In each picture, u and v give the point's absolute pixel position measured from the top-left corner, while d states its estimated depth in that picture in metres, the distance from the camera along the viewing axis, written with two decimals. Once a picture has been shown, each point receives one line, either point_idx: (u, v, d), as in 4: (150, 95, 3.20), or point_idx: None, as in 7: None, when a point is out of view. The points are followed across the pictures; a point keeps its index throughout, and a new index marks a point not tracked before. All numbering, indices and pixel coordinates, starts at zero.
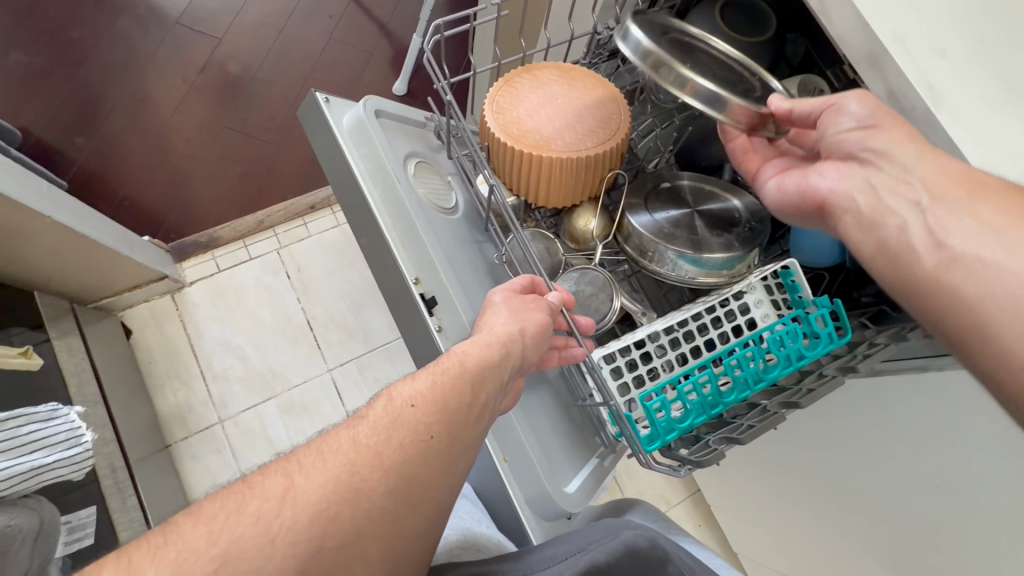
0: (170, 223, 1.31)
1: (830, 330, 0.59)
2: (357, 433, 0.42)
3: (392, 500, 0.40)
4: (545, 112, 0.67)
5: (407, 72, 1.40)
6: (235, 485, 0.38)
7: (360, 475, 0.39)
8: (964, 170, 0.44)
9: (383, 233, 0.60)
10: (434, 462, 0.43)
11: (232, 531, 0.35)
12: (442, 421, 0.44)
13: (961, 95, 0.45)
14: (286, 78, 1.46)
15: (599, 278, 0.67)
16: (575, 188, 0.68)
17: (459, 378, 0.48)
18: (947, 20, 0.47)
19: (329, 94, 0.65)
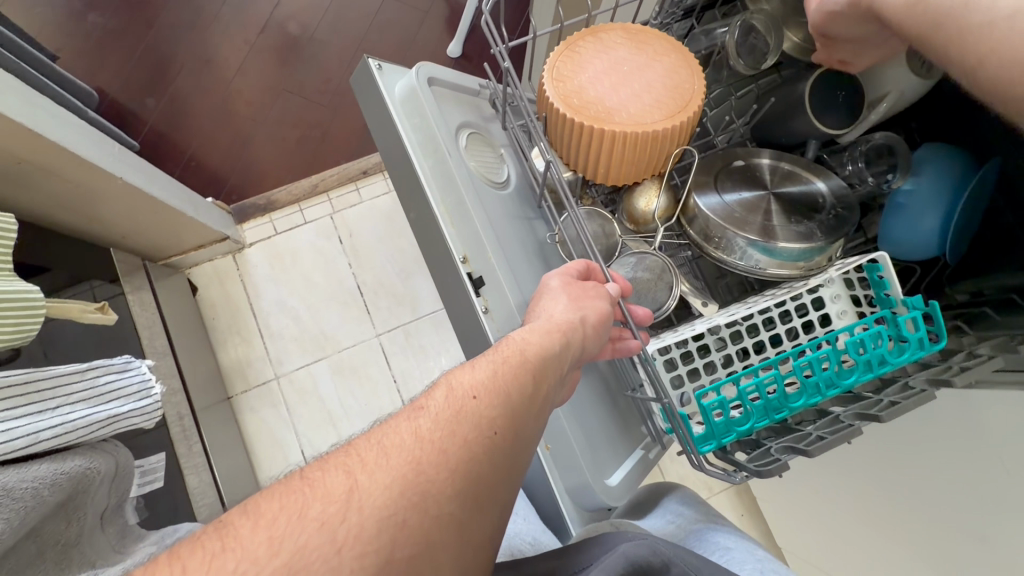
0: (232, 185, 1.36)
1: (921, 336, 0.52)
2: (418, 425, 0.40)
3: (460, 506, 0.37)
4: (608, 81, 0.62)
5: (463, 33, 1.34)
6: (299, 485, 0.36)
7: (427, 475, 0.37)
8: None
9: (435, 210, 0.58)
10: (498, 459, 0.41)
11: (301, 535, 0.33)
12: (505, 416, 0.43)
13: None
14: (342, 39, 1.44)
15: (656, 265, 0.64)
16: (637, 163, 0.63)
17: (520, 369, 0.47)
18: None
19: (381, 61, 0.62)
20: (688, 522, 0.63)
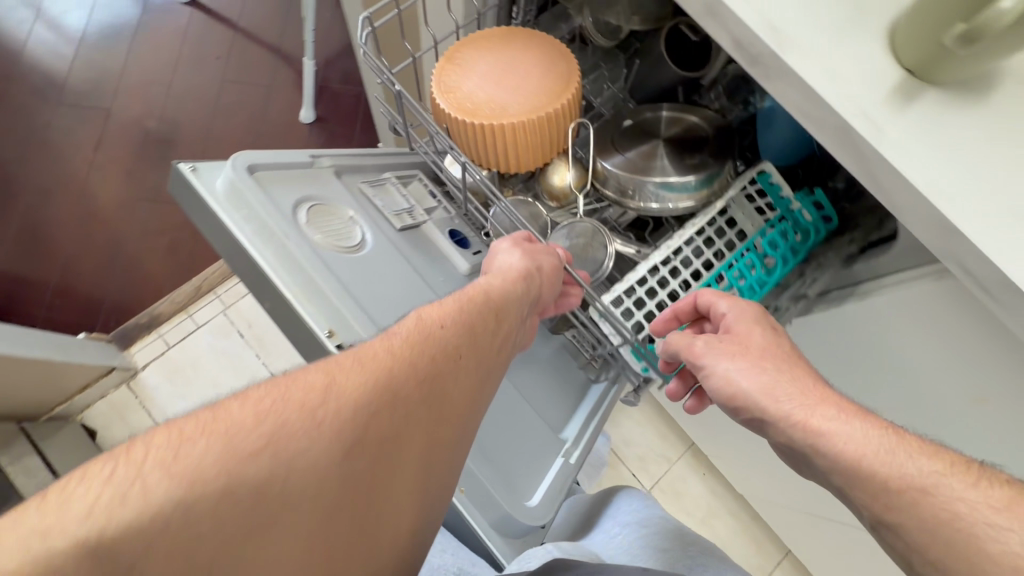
0: (108, 310, 1.26)
1: (818, 222, 0.57)
2: (392, 342, 0.45)
3: (424, 409, 0.45)
4: (493, 76, 0.60)
5: (311, 97, 1.34)
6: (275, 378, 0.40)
7: (396, 381, 0.43)
8: (831, 87, 0.37)
9: (285, 295, 0.57)
10: (462, 376, 0.48)
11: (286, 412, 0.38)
12: (468, 346, 0.49)
13: (807, 15, 0.39)
14: (187, 133, 1.39)
15: (587, 228, 0.62)
16: (543, 147, 0.61)
17: (481, 306, 0.52)
18: None
19: (194, 162, 0.60)
20: (627, 516, 0.66)
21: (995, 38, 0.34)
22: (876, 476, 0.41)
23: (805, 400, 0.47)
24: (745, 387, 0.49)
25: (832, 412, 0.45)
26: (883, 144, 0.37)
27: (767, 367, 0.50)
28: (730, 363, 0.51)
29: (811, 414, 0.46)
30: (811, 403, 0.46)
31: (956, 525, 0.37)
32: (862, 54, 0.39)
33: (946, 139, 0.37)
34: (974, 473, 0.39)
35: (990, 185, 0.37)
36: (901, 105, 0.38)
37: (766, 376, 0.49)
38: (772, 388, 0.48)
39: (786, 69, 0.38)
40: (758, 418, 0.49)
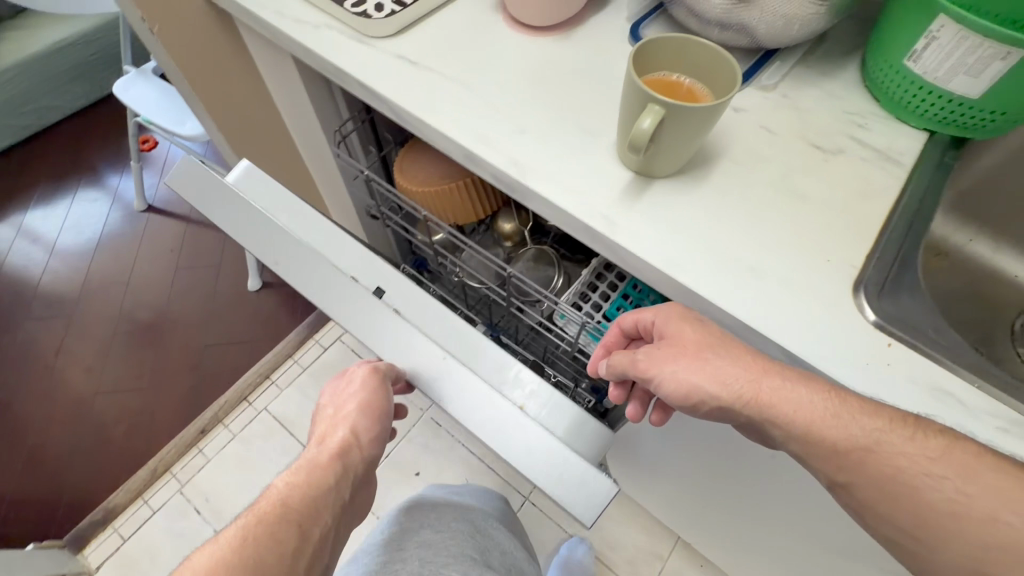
0: (64, 507, 1.25)
1: None
2: (289, 490, 0.45)
3: (312, 547, 0.43)
4: (436, 159, 0.73)
5: (255, 268, 1.47)
6: (389, 374, 0.52)
7: (272, 527, 0.42)
8: (568, 200, 0.46)
9: (307, 255, 0.47)
10: (316, 518, 0.44)
11: (381, 422, 0.50)
12: (321, 495, 0.45)
13: (542, 152, 0.49)
14: (145, 321, 1.48)
15: (534, 253, 0.73)
16: (487, 197, 0.73)
17: (317, 476, 0.46)
18: (520, 103, 0.52)
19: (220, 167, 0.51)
20: None
21: (657, 146, 0.42)
22: (827, 442, 0.37)
23: (750, 374, 0.39)
24: (696, 383, 0.41)
25: (780, 383, 0.38)
26: (618, 233, 0.44)
27: (708, 356, 0.40)
28: (675, 363, 0.41)
29: (761, 390, 0.39)
30: (758, 376, 0.39)
31: (900, 477, 0.37)
32: (592, 167, 0.48)
33: (672, 218, 0.45)
34: (911, 422, 0.37)
35: (715, 247, 0.44)
36: (630, 200, 0.46)
37: (711, 366, 0.40)
38: (720, 374, 0.40)
39: (533, 192, 0.47)
40: (717, 409, 0.41)
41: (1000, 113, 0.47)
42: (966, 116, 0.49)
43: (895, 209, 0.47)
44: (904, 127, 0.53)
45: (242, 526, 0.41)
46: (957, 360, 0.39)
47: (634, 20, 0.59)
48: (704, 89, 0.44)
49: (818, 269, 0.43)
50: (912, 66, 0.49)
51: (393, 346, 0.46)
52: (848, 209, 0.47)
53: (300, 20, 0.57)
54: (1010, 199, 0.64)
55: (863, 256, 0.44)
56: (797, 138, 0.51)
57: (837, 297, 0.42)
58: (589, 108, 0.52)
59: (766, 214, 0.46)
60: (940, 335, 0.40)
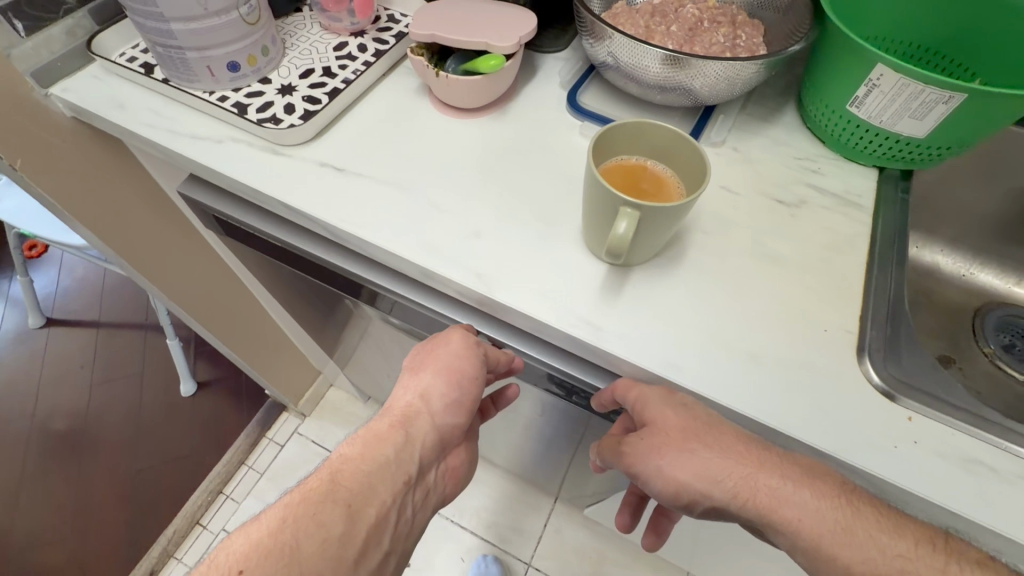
0: None
1: None
2: (339, 467, 0.40)
3: (360, 532, 0.37)
4: None
5: (185, 369, 1.32)
6: (480, 345, 0.44)
7: (317, 505, 0.37)
8: (545, 310, 0.41)
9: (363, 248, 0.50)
10: (365, 499, 0.38)
11: (461, 393, 0.44)
12: (371, 475, 0.40)
13: (505, 253, 0.44)
14: (59, 453, 1.28)
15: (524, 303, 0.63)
16: None
17: (371, 449, 0.41)
18: (470, 199, 0.47)
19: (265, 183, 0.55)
20: None
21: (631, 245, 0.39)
22: (838, 562, 0.35)
23: (743, 471, 0.36)
24: (683, 480, 0.38)
25: (778, 484, 0.36)
26: (608, 342, 0.40)
27: (694, 447, 0.37)
28: (660, 457, 0.38)
29: (756, 488, 0.36)
30: (752, 472, 0.36)
31: None
32: (560, 265, 0.43)
33: (657, 311, 0.41)
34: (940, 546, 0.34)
35: (708, 339, 0.41)
36: (611, 298, 0.42)
37: (698, 458, 0.37)
38: (707, 470, 0.37)
39: (505, 305, 0.42)
40: (711, 506, 0.38)
41: (945, 149, 0.48)
42: (913, 153, 0.49)
43: (871, 259, 0.46)
44: (853, 167, 0.53)
45: (286, 505, 0.37)
46: (976, 425, 0.37)
47: (569, 87, 0.57)
48: (666, 170, 0.41)
49: (817, 343, 0.41)
50: (856, 111, 0.48)
51: (450, 306, 0.47)
52: (826, 266, 0.45)
53: (201, 138, 0.50)
54: (947, 205, 0.66)
55: (856, 319, 0.42)
56: (759, 195, 0.50)
57: (844, 372, 0.39)
58: (545, 194, 0.48)
59: (750, 289, 0.43)
60: (953, 393, 0.39)
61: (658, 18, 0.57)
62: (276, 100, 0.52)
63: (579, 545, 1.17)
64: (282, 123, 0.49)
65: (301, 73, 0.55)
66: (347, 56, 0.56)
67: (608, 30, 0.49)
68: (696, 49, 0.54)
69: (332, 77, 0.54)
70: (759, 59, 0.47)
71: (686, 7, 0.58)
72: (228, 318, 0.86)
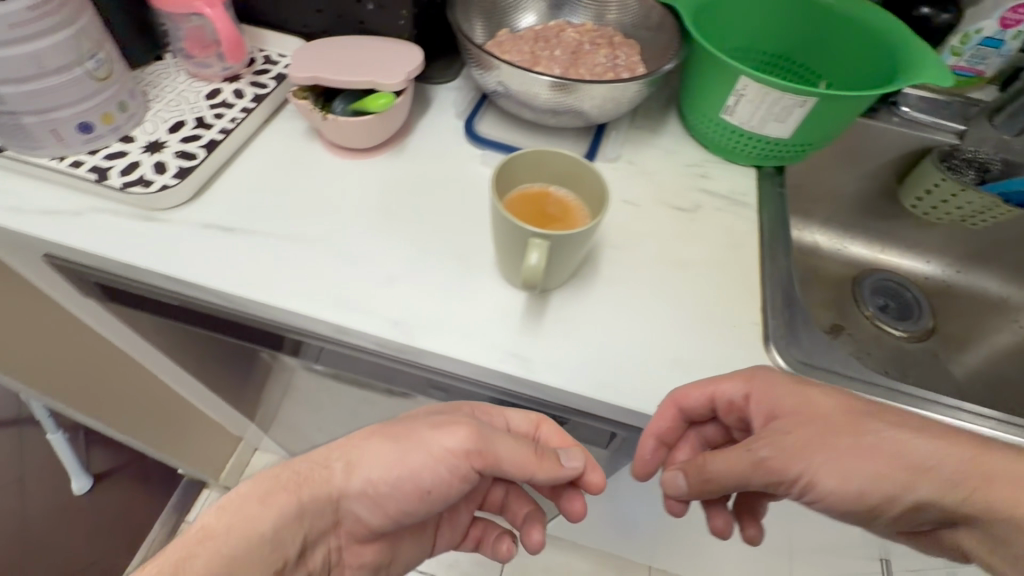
0: None
1: None
2: (213, 527, 0.36)
3: None
4: None
5: (76, 463, 1.13)
6: (460, 463, 0.39)
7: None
8: (470, 350, 0.40)
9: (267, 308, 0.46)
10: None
11: (396, 481, 0.39)
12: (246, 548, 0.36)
13: (422, 295, 0.42)
14: None
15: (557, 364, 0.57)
16: None
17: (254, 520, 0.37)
18: (377, 243, 0.45)
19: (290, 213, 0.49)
20: None
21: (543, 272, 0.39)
22: None
23: (959, 452, 0.34)
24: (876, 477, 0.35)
25: (998, 459, 0.33)
26: (538, 371, 0.39)
27: (879, 428, 0.35)
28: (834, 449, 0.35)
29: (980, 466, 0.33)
30: (971, 455, 0.33)
31: None
32: (480, 299, 0.43)
33: (580, 332, 0.42)
34: None
35: (633, 353, 0.41)
36: (534, 326, 0.42)
37: (885, 436, 0.35)
38: (910, 450, 0.34)
39: (429, 350, 0.40)
40: (921, 506, 0.34)
41: (809, 143, 0.53)
42: (785, 150, 0.54)
43: (762, 250, 0.50)
44: (735, 168, 0.57)
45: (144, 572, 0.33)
46: (870, 392, 0.41)
47: (464, 116, 0.56)
48: (569, 194, 0.42)
49: (729, 340, 0.43)
50: (730, 118, 0.52)
51: (371, 358, 0.45)
52: (726, 264, 0.48)
53: (53, 212, 0.44)
54: (817, 189, 0.73)
55: (758, 310, 0.45)
56: (659, 204, 0.52)
57: (756, 364, 0.42)
58: (456, 230, 0.47)
59: (664, 296, 0.45)
60: (848, 365, 0.42)
61: (541, 43, 0.59)
62: (143, 160, 0.47)
63: (547, 563, 1.15)
64: (152, 187, 0.44)
65: (170, 126, 0.50)
66: (222, 104, 0.52)
67: (494, 60, 0.49)
68: (580, 71, 0.57)
69: (207, 128, 0.50)
70: (638, 80, 0.50)
71: (566, 31, 0.60)
72: (111, 396, 0.74)
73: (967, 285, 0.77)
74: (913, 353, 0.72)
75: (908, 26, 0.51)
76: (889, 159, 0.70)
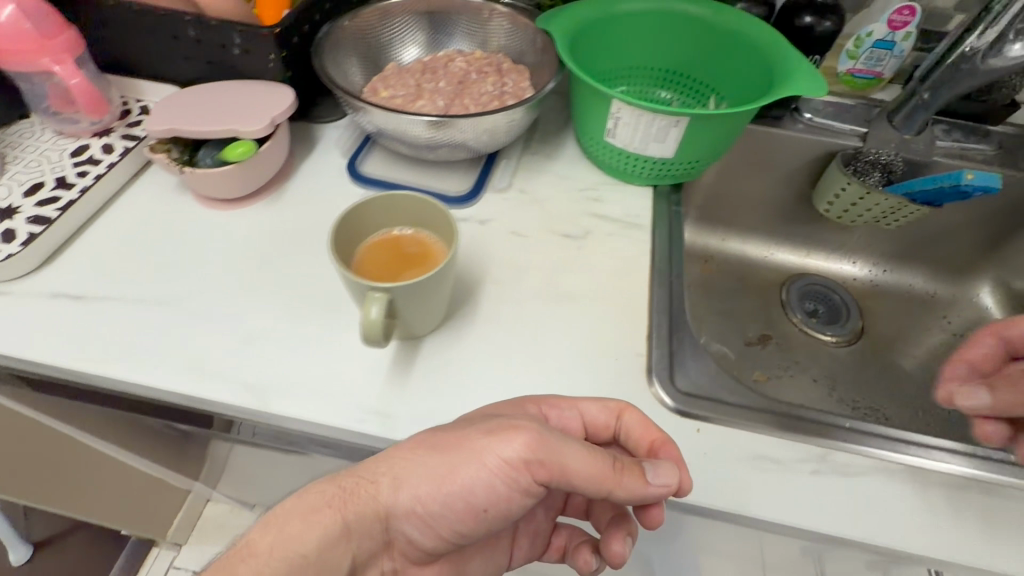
0: None
1: None
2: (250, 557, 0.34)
3: None
4: None
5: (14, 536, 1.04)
6: (523, 469, 0.33)
7: None
8: (329, 412, 0.38)
9: None
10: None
11: (445, 499, 0.35)
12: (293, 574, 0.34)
13: (283, 354, 0.40)
14: None
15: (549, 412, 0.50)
16: None
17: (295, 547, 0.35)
18: (242, 299, 0.43)
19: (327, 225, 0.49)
20: None
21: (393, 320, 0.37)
22: None
23: None
24: None
25: None
26: (400, 429, 0.37)
27: None
28: None
29: None
30: None
31: None
32: (346, 354, 0.40)
33: (450, 380, 0.40)
34: None
35: (508, 399, 0.40)
36: (401, 378, 0.40)
37: None
38: None
39: (286, 415, 0.38)
40: None
41: (697, 162, 0.52)
42: (674, 168, 0.53)
43: (653, 275, 0.48)
44: (631, 189, 0.56)
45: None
46: (754, 421, 0.39)
47: (349, 156, 0.55)
48: (429, 235, 0.40)
49: (610, 376, 0.41)
50: (614, 141, 0.51)
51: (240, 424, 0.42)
52: (615, 293, 0.47)
53: None
54: (733, 199, 0.73)
55: (643, 341, 0.43)
56: (549, 233, 0.51)
57: (636, 400, 0.40)
58: (330, 278, 0.45)
59: (547, 334, 0.43)
60: (733, 394, 0.41)
61: (428, 75, 0.57)
62: None
63: None
64: None
65: (26, 189, 0.47)
66: (86, 160, 0.50)
67: (359, 103, 0.48)
68: (466, 102, 0.55)
69: (66, 189, 0.47)
70: (512, 110, 0.48)
71: (454, 61, 0.59)
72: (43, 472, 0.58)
73: (894, 283, 0.78)
74: (839, 358, 0.71)
75: (785, 40, 0.51)
76: (799, 166, 0.69)
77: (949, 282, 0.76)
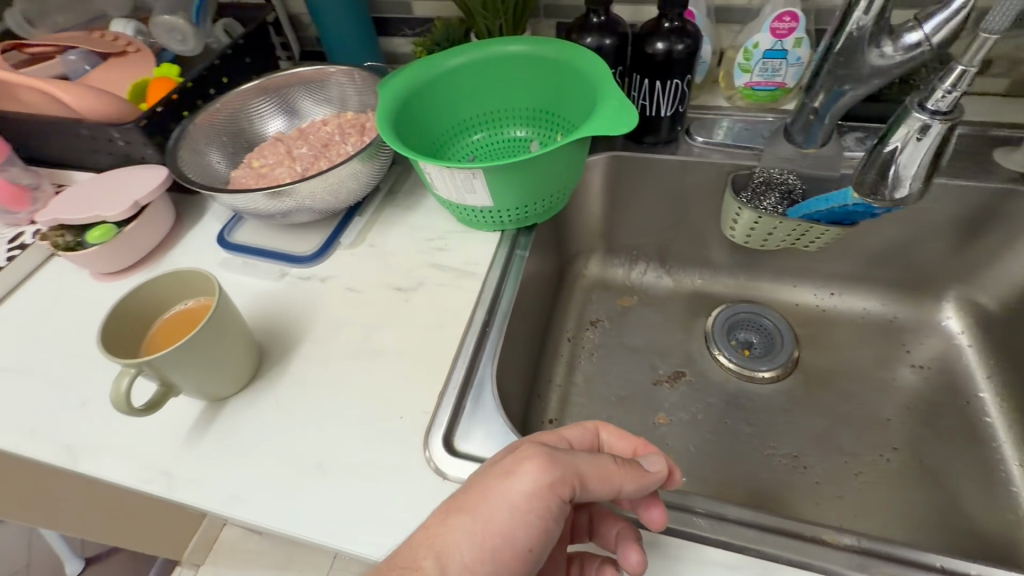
0: None
1: None
2: None
3: None
4: None
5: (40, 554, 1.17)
6: (558, 482, 0.34)
7: None
8: (124, 470, 0.42)
9: None
10: None
11: (496, 549, 0.33)
12: None
13: (104, 415, 0.45)
14: None
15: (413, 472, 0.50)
16: None
17: None
18: (90, 363, 0.49)
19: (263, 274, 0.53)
20: None
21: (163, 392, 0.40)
22: None
23: None
24: None
25: None
26: (177, 489, 0.41)
27: None
28: None
29: None
30: None
31: None
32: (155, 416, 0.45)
33: (237, 440, 0.43)
34: None
35: (286, 458, 0.41)
36: (193, 439, 0.43)
37: None
38: None
39: (91, 472, 0.42)
40: None
41: (528, 205, 0.51)
42: (508, 213, 0.52)
43: (468, 328, 0.48)
44: (478, 236, 0.56)
45: None
46: None
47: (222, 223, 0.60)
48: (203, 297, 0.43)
49: (388, 436, 0.42)
50: (441, 190, 0.50)
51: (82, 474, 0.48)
52: (426, 347, 0.47)
53: None
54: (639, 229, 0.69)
55: (434, 399, 0.43)
56: (381, 286, 0.52)
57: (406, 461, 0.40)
58: None
59: (343, 393, 0.45)
60: None
61: (298, 141, 0.62)
62: None
63: None
64: None
65: None
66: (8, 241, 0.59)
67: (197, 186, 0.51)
68: (322, 164, 0.58)
69: None
70: (333, 174, 0.51)
71: (324, 124, 0.62)
72: None
73: (845, 308, 0.69)
74: (762, 396, 0.64)
75: (611, 71, 0.48)
76: (700, 190, 0.65)
77: (908, 303, 0.67)
